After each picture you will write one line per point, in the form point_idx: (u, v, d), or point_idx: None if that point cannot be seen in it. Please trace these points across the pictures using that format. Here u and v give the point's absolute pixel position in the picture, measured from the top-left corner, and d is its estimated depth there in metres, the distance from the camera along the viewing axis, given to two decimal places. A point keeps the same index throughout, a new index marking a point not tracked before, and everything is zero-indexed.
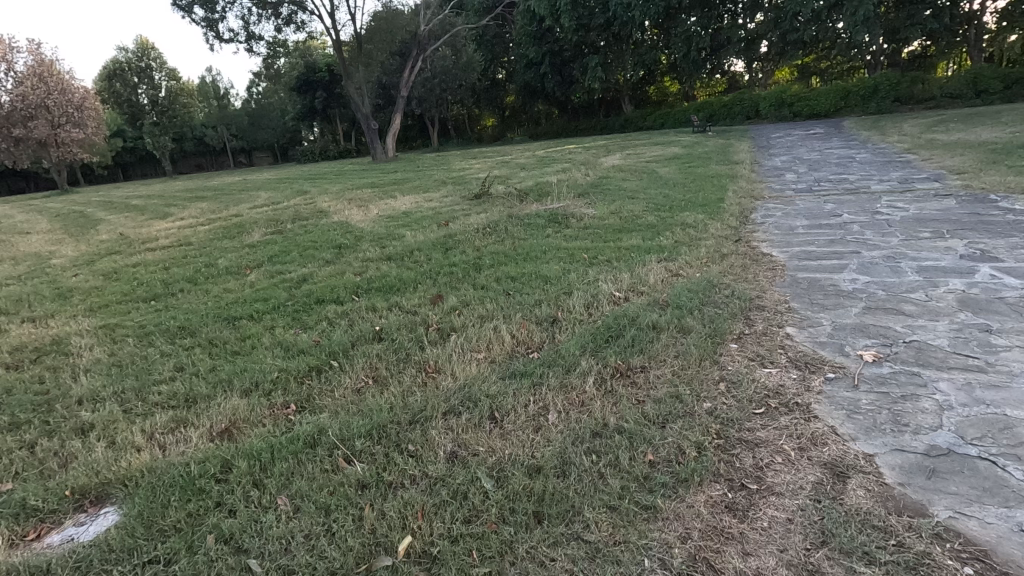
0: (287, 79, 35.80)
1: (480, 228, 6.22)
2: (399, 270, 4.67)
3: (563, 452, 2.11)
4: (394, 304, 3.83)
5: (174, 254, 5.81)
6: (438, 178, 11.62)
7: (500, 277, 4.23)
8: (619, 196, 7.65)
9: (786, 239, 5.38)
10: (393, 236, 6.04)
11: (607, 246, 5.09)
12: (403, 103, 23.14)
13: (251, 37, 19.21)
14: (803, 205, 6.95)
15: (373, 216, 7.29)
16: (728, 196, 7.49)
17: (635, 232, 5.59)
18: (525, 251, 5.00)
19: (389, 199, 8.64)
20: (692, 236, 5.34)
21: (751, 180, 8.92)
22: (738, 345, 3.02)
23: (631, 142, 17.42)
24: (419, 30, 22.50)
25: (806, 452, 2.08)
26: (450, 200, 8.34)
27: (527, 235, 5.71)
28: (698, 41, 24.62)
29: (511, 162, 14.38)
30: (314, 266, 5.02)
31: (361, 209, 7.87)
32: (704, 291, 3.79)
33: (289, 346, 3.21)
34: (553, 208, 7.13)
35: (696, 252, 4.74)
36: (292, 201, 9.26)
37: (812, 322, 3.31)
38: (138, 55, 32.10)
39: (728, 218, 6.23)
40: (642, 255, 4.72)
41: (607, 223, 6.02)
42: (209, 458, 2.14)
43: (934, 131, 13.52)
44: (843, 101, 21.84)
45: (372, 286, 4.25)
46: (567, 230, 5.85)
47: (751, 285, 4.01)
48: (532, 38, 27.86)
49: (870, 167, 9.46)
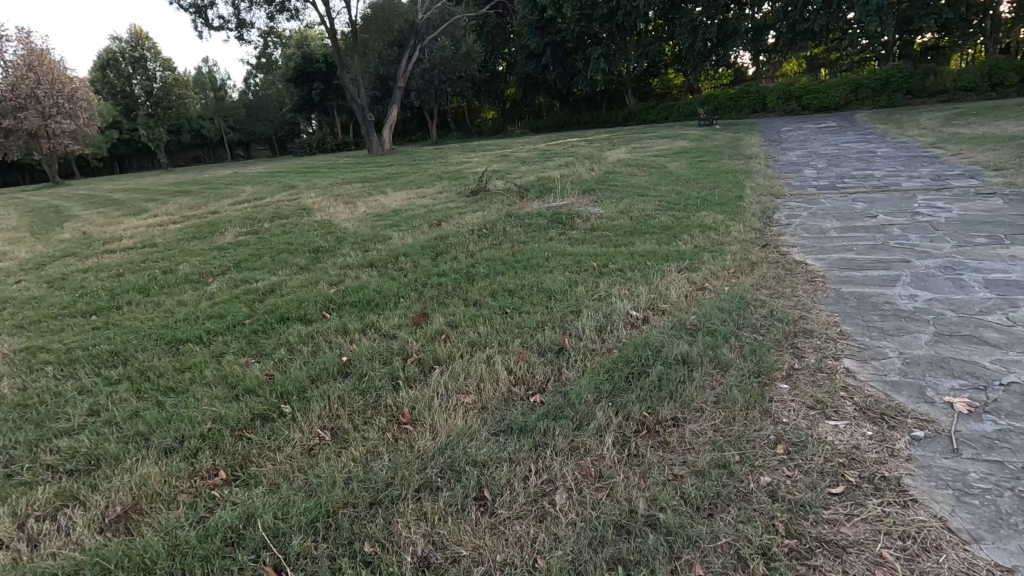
0: (284, 70, 35.08)
1: (475, 228, 5.63)
2: (381, 280, 4.07)
3: (576, 562, 1.53)
4: (369, 324, 3.24)
5: (133, 257, 5.21)
6: (434, 172, 11.02)
7: (495, 291, 3.65)
8: (627, 194, 7.04)
9: (818, 243, 4.78)
10: (379, 238, 5.45)
11: (618, 251, 4.49)
12: (400, 94, 22.49)
13: (242, 25, 18.51)
14: (829, 203, 6.36)
15: (360, 214, 6.69)
16: (746, 194, 6.87)
17: (649, 234, 5.00)
18: (526, 258, 4.40)
19: (379, 195, 8.04)
20: (714, 240, 4.74)
21: (768, 176, 8.31)
22: (789, 387, 2.43)
23: (635, 135, 16.75)
24: (417, 20, 21.82)
25: (916, 565, 1.49)
26: (444, 197, 7.73)
27: (528, 238, 5.12)
28: (705, 31, 23.92)
29: (511, 155, 13.73)
30: (285, 274, 4.42)
31: (347, 206, 7.26)
32: (738, 311, 3.19)
33: (233, 383, 2.61)
34: (555, 207, 6.52)
35: (721, 260, 4.14)
36: (275, 197, 8.66)
37: (875, 354, 2.72)
38: (132, 45, 31.40)
39: (750, 219, 5.63)
40: (659, 263, 4.14)
41: (616, 225, 5.42)
42: (84, 568, 1.55)
43: (955, 124, 12.86)
44: (854, 94, 21.11)
45: (348, 300, 3.65)
46: (571, 232, 5.25)
47: (791, 301, 3.41)
48: (533, 28, 27.16)
49: (895, 162, 8.82)
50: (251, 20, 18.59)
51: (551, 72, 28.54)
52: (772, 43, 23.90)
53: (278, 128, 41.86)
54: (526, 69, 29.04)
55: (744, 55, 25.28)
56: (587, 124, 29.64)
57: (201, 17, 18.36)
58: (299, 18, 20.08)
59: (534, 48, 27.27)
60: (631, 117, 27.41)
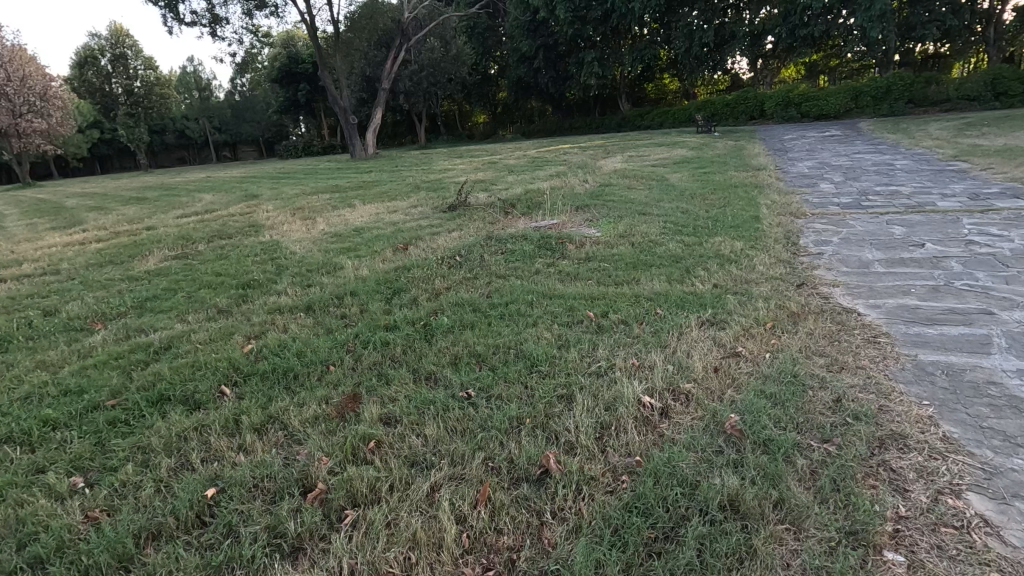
0: (269, 69, 33.98)
1: (447, 256, 4.68)
2: (316, 333, 3.13)
3: None
4: (276, 414, 2.30)
5: (20, 289, 4.21)
6: (413, 181, 10.09)
7: (458, 359, 2.72)
8: (626, 212, 6.15)
9: (864, 282, 3.90)
10: (330, 266, 4.50)
11: (621, 294, 3.56)
12: (384, 96, 21.50)
13: (216, 21, 17.42)
14: (859, 227, 5.51)
15: (317, 234, 5.73)
16: (762, 213, 6.00)
17: (656, 267, 4.13)
18: (506, 301, 3.48)
19: (346, 209, 7.08)
20: (738, 278, 3.86)
21: (782, 192, 7.45)
22: (908, 562, 1.51)
23: (631, 142, 15.95)
24: (403, 19, 20.92)
25: None
26: (418, 212, 6.78)
27: (510, 270, 4.22)
28: (702, 35, 23.10)
29: (500, 163, 12.86)
30: (197, 319, 3.46)
31: (303, 223, 6.28)
32: (793, 401, 2.27)
33: (22, 543, 1.66)
34: (543, 228, 5.62)
35: (751, 310, 3.25)
36: (229, 209, 7.68)
37: (1017, 485, 1.79)
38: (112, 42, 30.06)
39: (775, 247, 4.75)
40: (673, 313, 3.24)
41: (616, 253, 4.52)
42: None
43: (969, 135, 12.10)
44: (854, 101, 20.40)
45: (260, 366, 2.70)
46: (562, 264, 4.33)
47: (859, 377, 2.53)
48: (525, 30, 26.31)
49: (918, 176, 8.03)
50: (226, 16, 17.50)
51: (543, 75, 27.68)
52: (770, 48, 23.18)
53: (265, 129, 40.74)
54: (518, 72, 28.17)
55: (741, 62, 24.53)
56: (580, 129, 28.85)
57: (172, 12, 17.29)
58: (279, 15, 19.05)
59: (526, 50, 26.45)
60: (625, 123, 26.69)
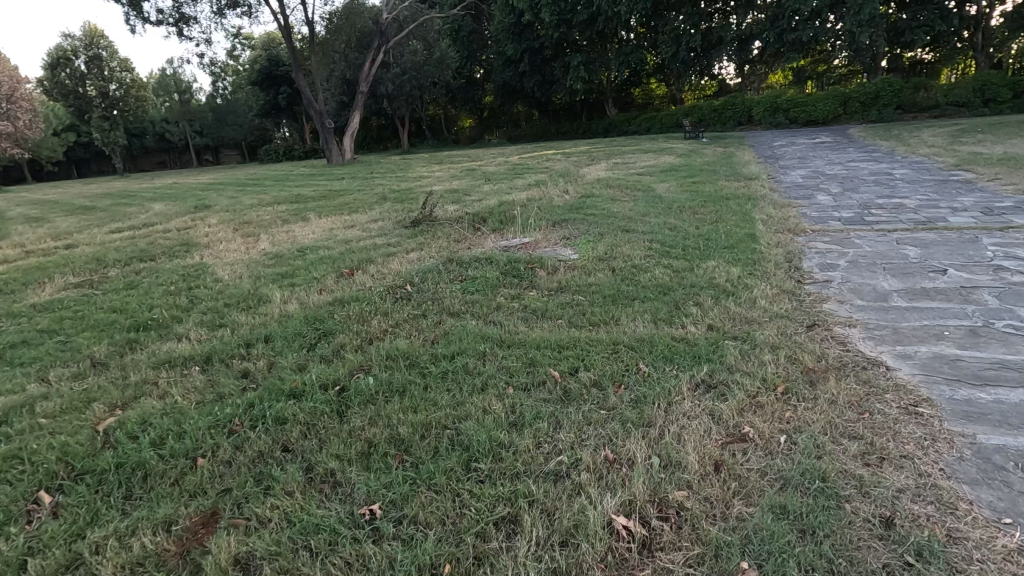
0: (250, 72, 33.15)
1: (398, 285, 4.00)
2: (200, 401, 2.42)
3: None
4: (91, 549, 1.60)
5: None
6: (383, 190, 9.40)
7: (371, 450, 2.03)
8: (608, 228, 5.52)
9: (887, 322, 3.27)
10: (255, 298, 3.79)
11: (595, 341, 2.90)
12: (363, 99, 20.74)
13: (184, 20, 16.41)
14: (866, 247, 4.92)
15: (255, 255, 5.01)
16: (758, 231, 5.38)
17: (639, 302, 3.49)
18: (453, 351, 2.80)
19: (299, 223, 6.38)
20: (739, 318, 3.23)
21: (777, 204, 6.86)
22: None
23: (618, 149, 15.42)
24: (382, 20, 20.19)
25: None
26: (377, 227, 6.07)
27: (467, 306, 3.55)
28: (689, 40, 22.58)
29: (479, 170, 12.22)
30: (61, 376, 2.73)
31: (244, 241, 5.58)
32: (825, 529, 1.61)
33: None
34: (513, 249, 4.96)
35: (757, 366, 2.59)
36: (170, 222, 6.93)
37: None
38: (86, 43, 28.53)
39: (776, 274, 4.12)
40: (658, 371, 2.58)
41: (592, 283, 3.85)
42: None
43: (963, 143, 11.67)
44: (843, 107, 20.01)
45: (100, 461, 1.99)
46: (528, 296, 3.66)
47: (910, 477, 1.87)
48: (510, 34, 25.80)
49: (921, 186, 7.50)
50: (194, 15, 16.51)
51: (528, 79, 27.14)
52: (757, 54, 22.80)
53: (247, 133, 39.78)
54: (503, 76, 27.64)
55: (728, 67, 24.13)
56: (566, 134, 28.37)
57: (137, 10, 16.29)
58: (252, 15, 18.24)
59: (511, 54, 25.90)
60: (612, 127, 26.24)
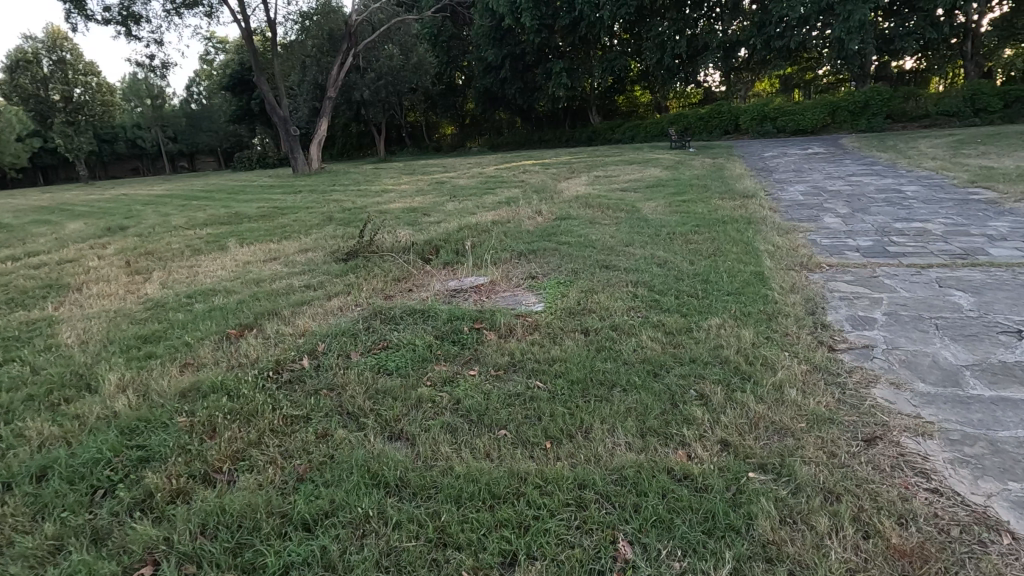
0: (222, 76, 31.83)
1: (291, 359, 2.92)
2: None
3: None
4: None
5: None
6: (336, 208, 8.29)
7: None
8: (584, 265, 4.49)
9: (978, 432, 2.24)
10: (78, 386, 2.68)
11: (549, 486, 1.85)
12: (330, 105, 19.53)
13: (133, 19, 15.14)
14: (904, 293, 3.93)
15: (129, 304, 3.88)
16: (766, 267, 4.41)
17: (620, 395, 2.45)
18: (317, 514, 1.73)
19: (211, 255, 5.26)
20: (764, 427, 2.22)
21: (780, 229, 5.93)
22: None
23: (601, 159, 14.53)
24: (351, 21, 19.04)
25: None
26: (304, 262, 4.99)
27: (378, 399, 2.48)
28: (674, 46, 21.78)
29: (450, 183, 11.21)
30: None
31: (130, 280, 4.46)
32: None
33: None
34: (461, 297, 3.88)
35: (809, 554, 1.57)
36: (61, 251, 5.77)
37: None
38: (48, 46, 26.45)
39: (801, 338, 3.10)
40: (648, 564, 1.55)
41: (556, 358, 2.80)
42: None
43: (967, 156, 10.89)
44: (831, 116, 19.34)
45: None
46: (463, 384, 2.59)
47: None
48: (490, 39, 24.84)
49: (939, 207, 6.61)
50: (145, 14, 15.27)
51: (510, 86, 26.23)
52: (743, 61, 22.19)
53: (222, 139, 38.25)
54: (484, 83, 26.67)
55: (714, 74, 23.45)
56: (548, 142, 27.60)
57: (80, 8, 15.00)
58: (212, 16, 17.06)
59: (491, 59, 24.94)
60: (595, 136, 25.50)
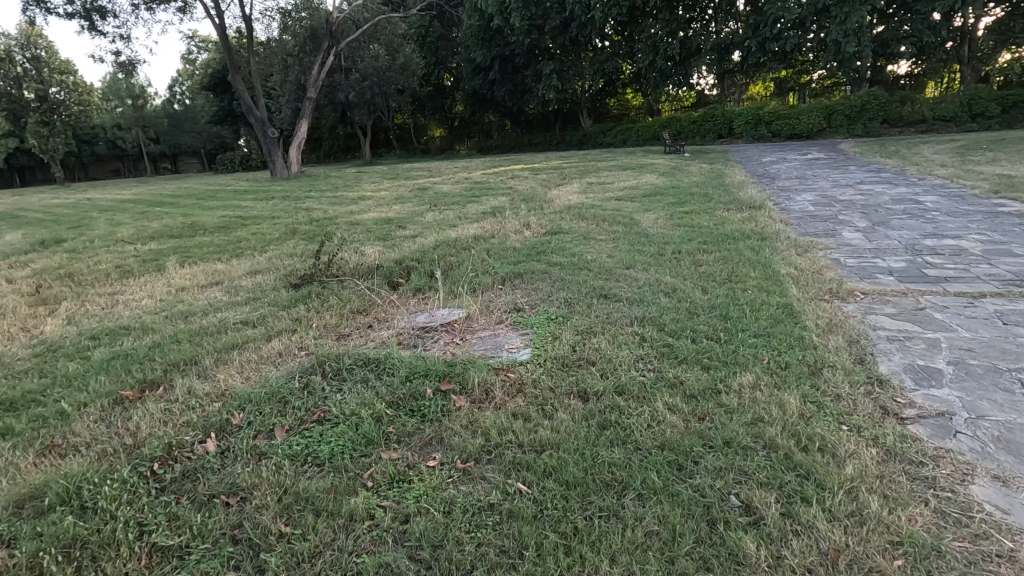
0: (204, 76, 30.80)
1: (185, 440, 2.16)
2: None
3: None
4: None
5: None
6: (302, 219, 7.48)
7: None
8: (578, 295, 3.76)
9: None
10: None
11: None
12: (311, 106, 18.69)
13: (97, 11, 14.26)
14: (965, 333, 3.25)
15: (13, 349, 3.12)
16: (794, 297, 3.72)
17: (634, 508, 1.74)
18: None
19: (142, 278, 4.50)
20: (846, 570, 1.53)
21: (797, 245, 5.28)
22: None
23: (594, 163, 13.84)
24: (332, 17, 18.18)
25: None
26: (249, 287, 4.24)
27: (291, 515, 1.75)
28: (667, 48, 21.17)
29: (434, 190, 10.44)
30: None
31: (28, 314, 3.68)
32: None
33: None
34: (427, 340, 3.14)
35: None
36: None
37: None
38: (22, 43, 25.01)
39: (860, 404, 2.41)
40: None
41: (546, 441, 2.09)
42: None
43: (977, 163, 10.35)
44: (827, 120, 18.77)
45: None
46: (416, 487, 1.87)
47: None
48: (479, 39, 23.96)
49: (968, 222, 5.97)
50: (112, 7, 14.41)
51: (499, 88, 25.54)
52: (737, 63, 21.65)
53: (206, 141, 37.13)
54: (473, 84, 25.99)
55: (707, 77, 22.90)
56: (538, 145, 26.94)
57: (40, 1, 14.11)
58: (185, 11, 16.19)
59: (480, 60, 24.18)
60: (586, 139, 24.89)
